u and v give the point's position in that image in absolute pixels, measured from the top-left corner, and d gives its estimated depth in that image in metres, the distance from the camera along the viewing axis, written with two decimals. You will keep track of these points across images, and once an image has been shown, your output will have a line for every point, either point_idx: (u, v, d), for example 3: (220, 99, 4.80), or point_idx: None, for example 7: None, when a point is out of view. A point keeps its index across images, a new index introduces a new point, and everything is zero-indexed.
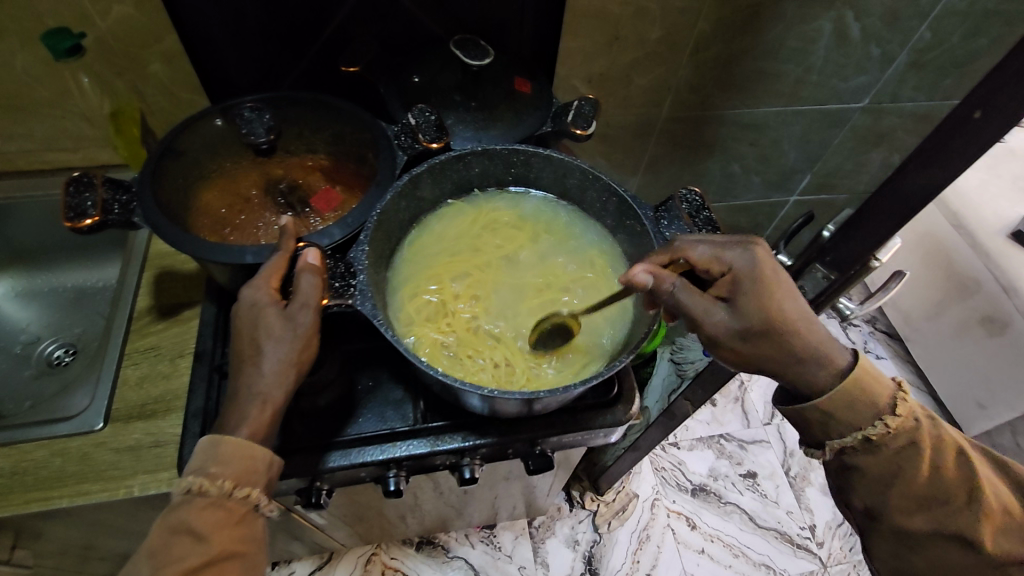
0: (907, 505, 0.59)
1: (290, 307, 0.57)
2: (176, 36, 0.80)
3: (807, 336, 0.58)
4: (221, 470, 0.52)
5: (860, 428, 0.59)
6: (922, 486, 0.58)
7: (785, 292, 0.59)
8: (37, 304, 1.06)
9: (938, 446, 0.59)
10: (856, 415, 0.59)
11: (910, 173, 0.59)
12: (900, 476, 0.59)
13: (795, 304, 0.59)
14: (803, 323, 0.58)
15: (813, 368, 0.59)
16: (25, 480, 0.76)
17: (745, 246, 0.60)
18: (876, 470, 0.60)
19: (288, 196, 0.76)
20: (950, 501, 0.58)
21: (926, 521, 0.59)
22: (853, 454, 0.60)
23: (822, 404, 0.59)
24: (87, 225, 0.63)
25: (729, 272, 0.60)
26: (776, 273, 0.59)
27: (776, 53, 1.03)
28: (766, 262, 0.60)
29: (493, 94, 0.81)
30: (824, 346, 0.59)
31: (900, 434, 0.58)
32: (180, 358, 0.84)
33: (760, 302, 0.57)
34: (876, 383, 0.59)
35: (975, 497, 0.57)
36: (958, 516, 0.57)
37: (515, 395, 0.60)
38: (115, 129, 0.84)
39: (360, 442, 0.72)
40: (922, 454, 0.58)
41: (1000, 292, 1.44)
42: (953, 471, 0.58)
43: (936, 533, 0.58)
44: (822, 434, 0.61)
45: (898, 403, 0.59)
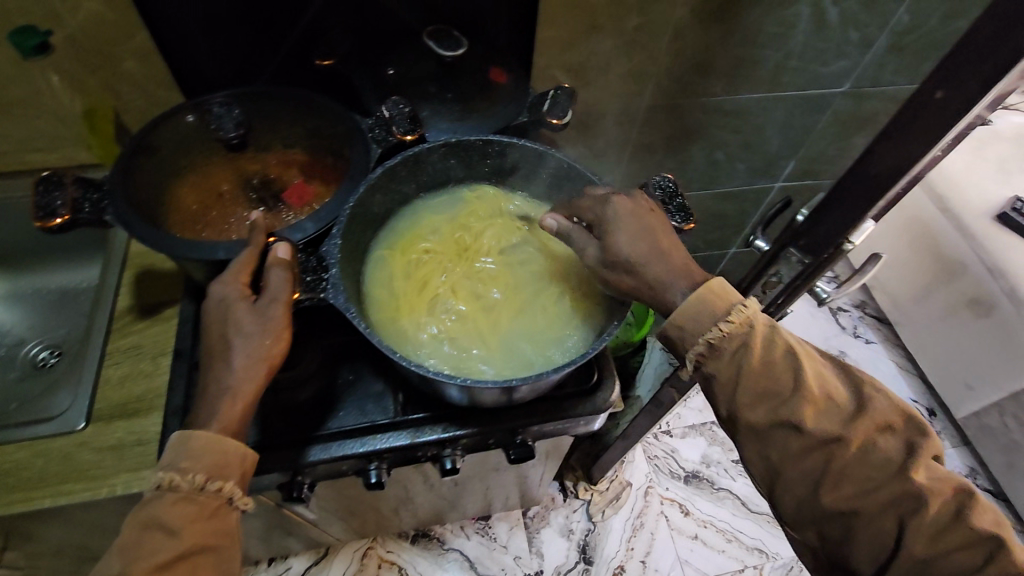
0: (749, 399, 0.58)
1: (261, 301, 0.57)
2: (147, 33, 0.79)
3: (663, 266, 0.61)
4: (193, 464, 0.52)
5: (701, 335, 0.58)
6: (759, 379, 0.57)
7: (641, 227, 0.62)
8: (21, 306, 1.06)
9: (770, 343, 0.58)
10: (696, 323, 0.58)
11: (877, 155, 0.60)
12: (745, 373, 0.57)
13: (662, 240, 0.62)
14: (651, 251, 0.61)
15: (670, 291, 0.60)
16: (8, 481, 0.76)
17: (612, 195, 0.65)
18: (726, 375, 0.58)
19: (261, 190, 0.76)
20: (783, 391, 0.56)
21: (766, 413, 0.57)
22: (704, 363, 0.59)
23: (672, 323, 0.59)
24: (57, 224, 0.63)
25: (601, 217, 0.65)
26: (637, 216, 0.63)
27: (755, 38, 1.03)
28: (630, 208, 0.64)
29: (469, 85, 0.82)
30: (679, 267, 0.61)
31: (735, 339, 0.57)
32: (162, 357, 0.84)
33: (614, 235, 0.63)
34: (713, 298, 0.58)
35: (802, 385, 0.56)
36: (793, 403, 0.56)
37: (489, 384, 0.61)
38: (89, 127, 0.87)
39: (341, 436, 0.72)
40: (753, 351, 0.57)
41: (984, 274, 1.45)
42: (784, 364, 0.57)
43: (776, 422, 0.57)
44: (678, 344, 0.60)
45: (736, 310, 0.58)
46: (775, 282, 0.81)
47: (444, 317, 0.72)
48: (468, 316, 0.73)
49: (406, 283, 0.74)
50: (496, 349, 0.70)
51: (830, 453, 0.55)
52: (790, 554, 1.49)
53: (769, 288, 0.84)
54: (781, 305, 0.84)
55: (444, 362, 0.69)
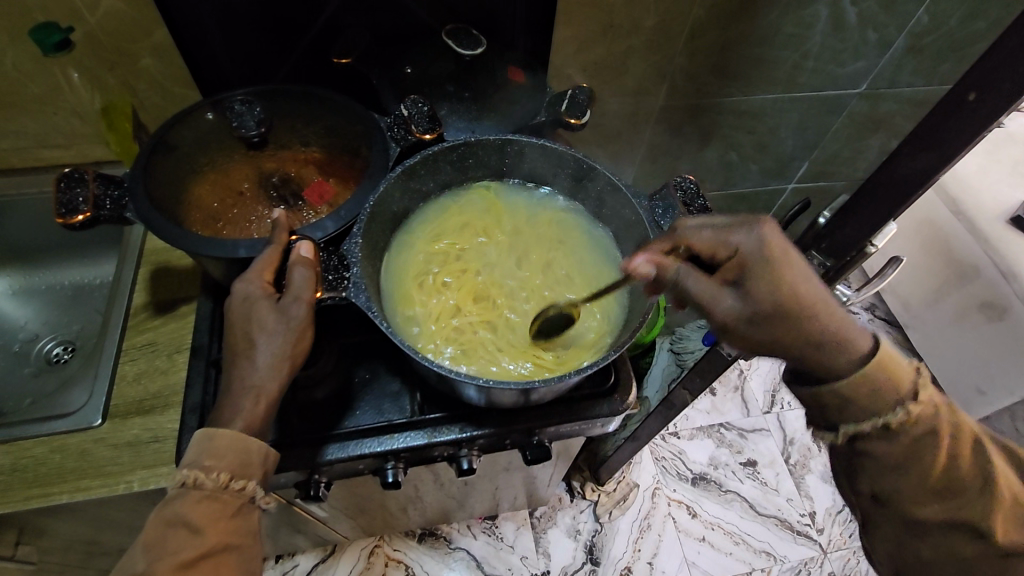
0: (918, 492, 0.54)
1: (283, 300, 0.57)
2: (166, 31, 0.79)
3: (822, 323, 0.54)
4: (217, 463, 0.52)
5: (878, 415, 0.53)
6: (937, 476, 0.53)
7: (796, 275, 0.55)
8: (34, 301, 1.07)
9: (957, 436, 0.54)
10: (867, 396, 0.53)
11: (906, 157, 0.59)
12: (920, 464, 0.53)
13: (812, 283, 0.56)
14: (814, 305, 0.54)
15: (834, 353, 0.54)
16: (25, 476, 0.76)
17: (750, 226, 0.58)
18: (894, 458, 0.54)
19: (281, 188, 0.75)
20: (967, 491, 0.53)
21: (939, 511, 0.54)
22: (869, 440, 0.55)
23: (833, 390, 0.54)
24: (78, 221, 0.63)
25: (733, 254, 0.58)
26: (785, 259, 0.56)
27: (773, 38, 1.02)
28: (777, 249, 0.56)
29: (486, 84, 0.81)
30: (841, 324, 0.54)
31: (920, 423, 0.53)
32: (178, 353, 0.84)
33: (764, 287, 0.55)
34: (893, 373, 0.53)
35: (990, 486, 0.52)
36: (978, 505, 0.53)
37: (510, 384, 0.60)
38: (107, 124, 0.85)
39: (358, 435, 0.72)
40: (941, 445, 0.53)
41: (998, 278, 1.44)
42: (971, 462, 0.53)
43: (950, 523, 0.53)
44: (838, 418, 0.55)
45: (918, 388, 0.53)
46: None
47: (470, 322, 0.72)
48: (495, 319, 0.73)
49: (428, 291, 0.74)
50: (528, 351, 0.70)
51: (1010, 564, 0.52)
52: (798, 557, 1.49)
53: None
54: None
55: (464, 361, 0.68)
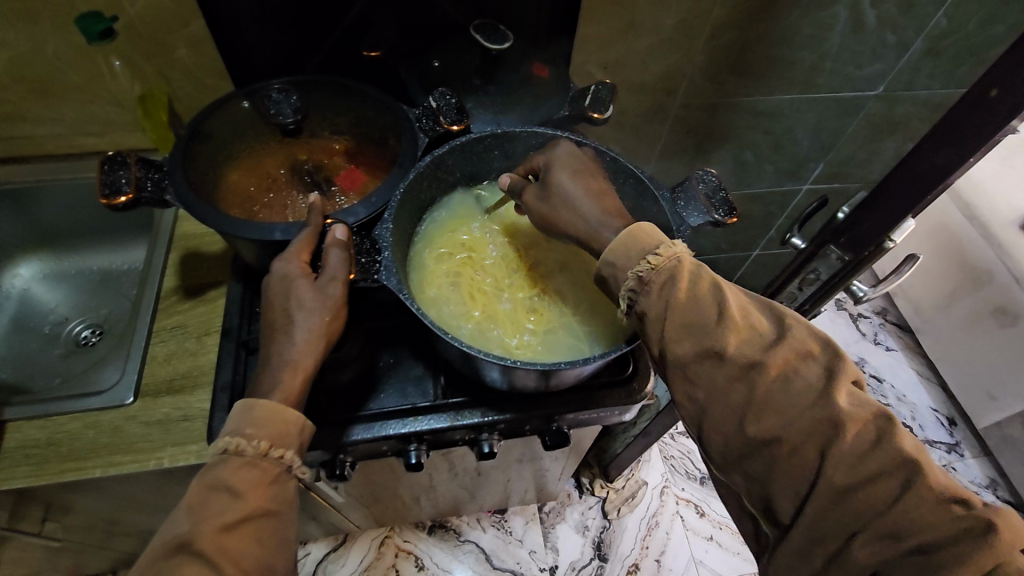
0: (676, 331, 0.58)
1: (320, 279, 0.59)
2: (202, 22, 0.82)
3: (595, 204, 0.66)
4: (257, 431, 0.54)
5: (630, 270, 0.61)
6: (687, 309, 0.58)
7: (578, 172, 0.68)
8: (65, 285, 1.10)
9: (696, 279, 0.60)
10: (626, 258, 0.61)
11: (928, 151, 0.60)
12: (671, 303, 0.59)
13: (597, 181, 0.68)
14: (588, 193, 0.67)
15: (602, 232, 0.64)
16: (59, 450, 0.79)
17: (552, 143, 0.72)
18: (655, 310, 0.59)
19: (313, 175, 0.78)
20: (707, 322, 0.58)
21: (693, 345, 0.58)
22: (636, 299, 0.61)
23: (605, 259, 0.62)
24: (121, 202, 0.65)
25: (544, 161, 0.71)
26: (574, 159, 0.70)
27: (792, 39, 1.03)
28: (569, 155, 0.70)
29: (511, 78, 0.84)
30: (608, 210, 0.66)
31: (663, 271, 0.59)
32: (206, 336, 0.87)
33: (554, 178, 0.68)
34: (640, 233, 0.62)
35: (723, 315, 0.57)
36: (715, 332, 0.57)
37: (536, 365, 0.62)
38: (144, 112, 0.88)
39: (383, 417, 0.74)
40: (680, 283, 0.59)
41: (1011, 283, 1.43)
42: (707, 296, 0.59)
43: (701, 354, 0.57)
44: (613, 285, 0.63)
45: (664, 247, 0.61)
46: (813, 278, 0.82)
47: (511, 306, 0.75)
48: (518, 309, 0.74)
49: (449, 287, 0.75)
50: (557, 337, 0.72)
51: (749, 379, 0.55)
52: None
53: (806, 285, 0.85)
54: (815, 303, 0.85)
55: (489, 344, 0.70)
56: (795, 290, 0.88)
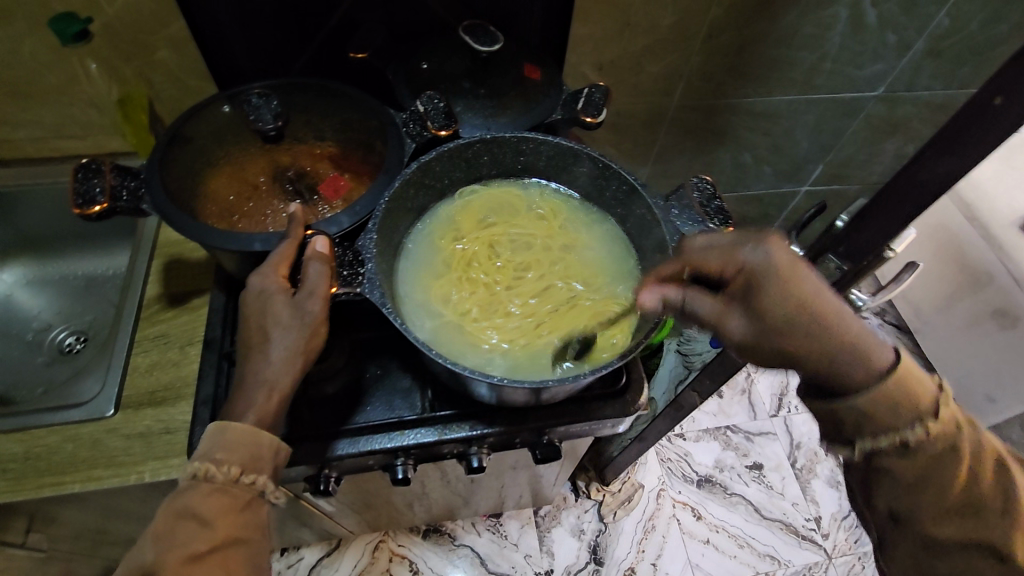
0: (939, 514, 0.52)
1: (299, 295, 0.57)
2: (183, 23, 0.79)
3: (836, 331, 0.53)
4: (228, 457, 0.52)
5: (897, 430, 0.52)
6: (959, 495, 0.51)
7: (809, 285, 0.54)
8: (47, 291, 1.07)
9: (980, 456, 0.51)
10: (890, 412, 0.52)
11: (929, 160, 0.58)
12: (938, 483, 0.51)
13: (829, 299, 0.54)
14: (829, 318, 0.53)
15: (852, 369, 0.53)
16: (38, 464, 0.77)
17: (753, 242, 0.56)
18: (910, 475, 0.52)
19: (295, 182, 0.75)
20: (987, 513, 0.51)
21: (955, 529, 0.52)
22: (883, 458, 0.53)
23: (853, 404, 0.52)
24: (96, 212, 0.63)
25: (739, 271, 0.56)
26: (787, 267, 0.54)
27: (790, 39, 1.01)
28: (783, 258, 0.55)
29: (501, 81, 0.81)
30: (860, 342, 0.53)
31: (937, 440, 0.51)
32: (190, 346, 0.84)
33: (774, 297, 0.54)
34: (911, 381, 0.52)
35: (1014, 512, 0.50)
36: (998, 527, 0.50)
37: (524, 383, 0.60)
38: (123, 115, 0.85)
39: (369, 431, 0.72)
40: (960, 462, 0.51)
41: (1011, 285, 1.42)
42: (990, 483, 0.51)
43: (969, 544, 0.51)
44: (853, 434, 0.54)
45: (941, 405, 0.52)
46: None
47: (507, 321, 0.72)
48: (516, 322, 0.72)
49: (443, 304, 0.72)
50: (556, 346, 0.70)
51: None
52: (802, 562, 1.48)
53: None
54: None
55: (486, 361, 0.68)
56: None
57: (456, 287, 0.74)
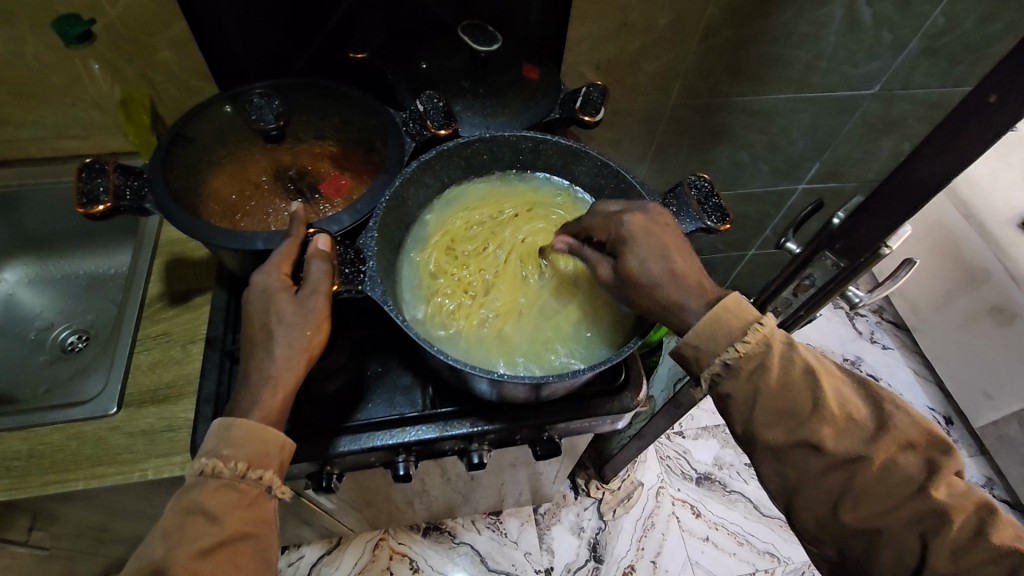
0: (767, 418, 0.58)
1: (301, 292, 0.57)
2: (185, 24, 0.80)
3: (677, 283, 0.60)
4: (235, 452, 0.53)
5: (717, 355, 0.58)
6: (778, 397, 0.57)
7: (661, 245, 0.60)
8: (49, 290, 1.08)
9: (788, 363, 0.57)
10: (713, 342, 0.58)
11: (925, 158, 0.59)
12: (762, 394, 0.57)
13: (677, 259, 0.60)
14: (667, 269, 0.60)
15: (687, 310, 0.59)
16: (42, 462, 0.77)
17: (623, 213, 0.63)
18: (741, 394, 0.58)
19: (298, 182, 0.76)
20: (801, 411, 0.57)
21: (784, 433, 0.57)
22: (719, 381, 0.59)
23: (685, 340, 0.59)
24: (99, 211, 0.63)
25: (612, 235, 0.63)
26: (651, 233, 0.61)
27: (787, 38, 1.02)
28: (643, 225, 0.61)
29: (502, 80, 0.82)
30: (692, 286, 0.60)
31: (753, 359, 0.57)
32: (192, 344, 0.85)
33: (625, 253, 0.61)
34: (729, 315, 0.58)
35: (820, 405, 0.56)
36: (811, 422, 0.56)
37: (523, 379, 0.61)
38: (126, 116, 0.85)
39: (370, 428, 0.73)
40: (771, 369, 0.57)
41: (1008, 282, 1.43)
42: (802, 384, 0.57)
43: (796, 442, 0.57)
44: (693, 364, 0.60)
45: (752, 330, 0.57)
46: (808, 285, 0.80)
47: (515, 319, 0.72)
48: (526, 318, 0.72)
49: (453, 317, 0.72)
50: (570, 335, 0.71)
51: (850, 471, 0.55)
52: (801, 559, 1.49)
53: (801, 291, 0.83)
54: (811, 309, 0.84)
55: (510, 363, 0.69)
56: (788, 297, 0.86)
57: (456, 295, 0.74)
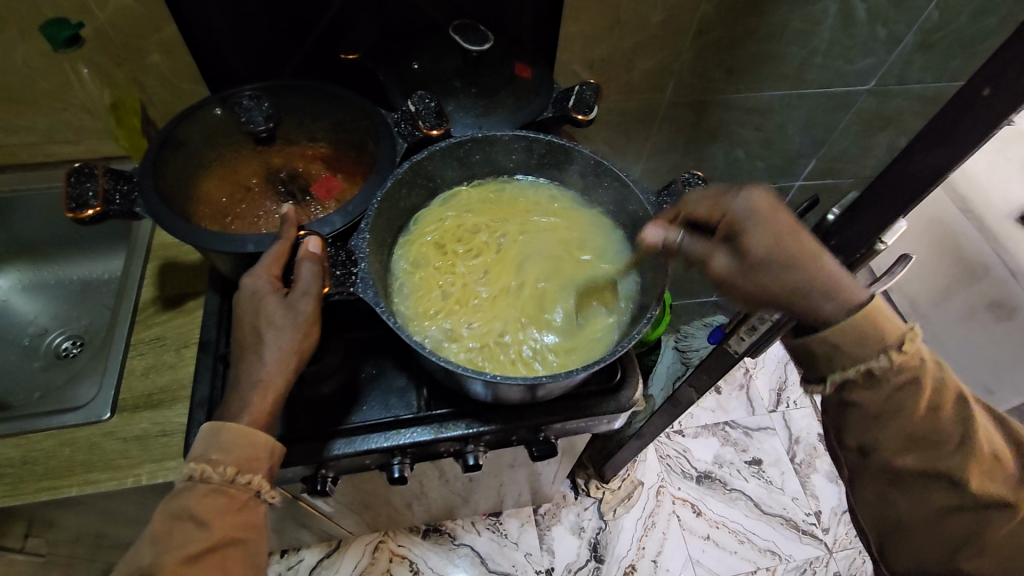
0: (899, 443, 0.56)
1: (292, 295, 0.57)
2: (175, 26, 0.79)
3: (808, 270, 0.55)
4: (223, 457, 0.52)
5: (862, 362, 0.55)
6: (919, 425, 0.54)
7: (787, 228, 0.57)
8: (43, 296, 1.07)
9: (941, 389, 0.54)
10: (859, 346, 0.54)
11: (919, 152, 0.59)
12: (902, 413, 0.54)
13: (803, 240, 0.56)
14: (801, 254, 0.55)
15: (821, 308, 0.55)
16: (35, 469, 0.77)
17: (741, 191, 0.60)
18: (875, 407, 0.55)
19: (288, 184, 0.76)
20: (945, 441, 0.54)
21: (916, 460, 0.55)
22: (855, 389, 0.56)
23: (824, 335, 0.55)
24: (89, 215, 0.63)
25: (725, 216, 0.60)
26: (771, 214, 0.58)
27: (781, 34, 1.01)
28: (765, 206, 0.58)
29: (493, 80, 0.81)
30: (840, 283, 0.55)
31: (904, 372, 0.54)
32: (186, 348, 0.85)
33: (751, 237, 0.57)
34: (878, 317, 0.54)
35: (970, 438, 0.54)
36: (953, 457, 0.54)
37: (518, 379, 0.60)
38: (116, 120, 0.85)
39: (365, 430, 0.72)
40: (921, 397, 0.54)
41: (1007, 277, 1.42)
42: (951, 415, 0.54)
43: (925, 473, 0.55)
44: (824, 368, 0.57)
45: (908, 342, 0.54)
46: None
47: (520, 320, 0.72)
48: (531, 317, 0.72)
49: (462, 328, 0.71)
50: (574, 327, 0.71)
51: (985, 516, 0.54)
52: (802, 556, 1.48)
53: None
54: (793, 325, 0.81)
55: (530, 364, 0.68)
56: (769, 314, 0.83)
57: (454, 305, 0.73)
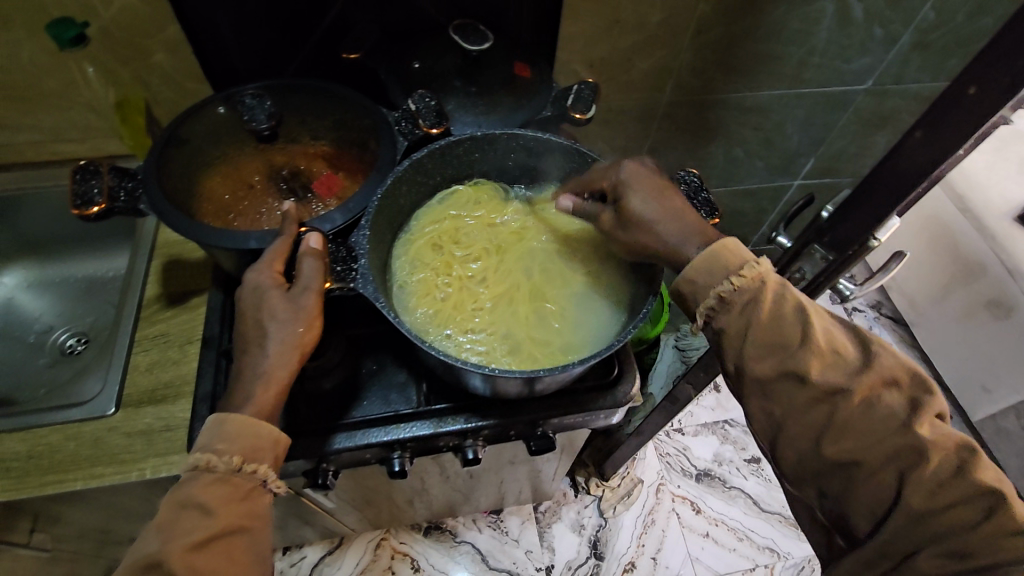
0: (760, 352, 0.57)
1: (293, 289, 0.58)
2: (178, 26, 0.81)
3: (674, 224, 0.63)
4: (228, 447, 0.54)
5: (713, 288, 0.59)
6: (767, 330, 0.57)
7: (659, 189, 0.65)
8: (48, 294, 1.09)
9: (780, 301, 0.57)
10: (708, 276, 0.59)
11: (906, 150, 0.59)
12: (753, 324, 0.57)
13: (675, 200, 0.65)
14: (668, 210, 0.64)
15: (685, 249, 0.62)
16: (41, 463, 0.78)
17: (620, 162, 0.68)
18: (735, 328, 0.58)
19: (290, 181, 0.77)
20: (790, 343, 0.56)
21: (773, 364, 0.57)
22: (715, 317, 0.60)
23: (684, 277, 0.61)
24: (93, 212, 0.64)
25: (611, 183, 0.68)
26: (647, 177, 0.66)
27: (778, 34, 1.02)
28: (637, 171, 0.67)
29: (492, 78, 0.82)
30: (692, 232, 0.62)
31: (744, 293, 0.58)
32: (189, 345, 0.86)
33: (628, 195, 0.65)
34: (725, 252, 0.59)
35: (808, 337, 0.55)
36: (799, 354, 0.56)
37: (515, 373, 0.61)
38: (121, 118, 0.88)
39: (365, 425, 0.73)
40: (762, 307, 0.57)
41: (1005, 276, 1.43)
42: (792, 318, 0.57)
43: (782, 373, 0.56)
44: (691, 301, 0.61)
45: (748, 266, 0.58)
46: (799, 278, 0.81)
47: (522, 318, 0.73)
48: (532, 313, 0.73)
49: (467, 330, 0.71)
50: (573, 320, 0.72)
51: (831, 402, 0.54)
52: (801, 554, 1.49)
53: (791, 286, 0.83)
54: None
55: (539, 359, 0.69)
56: None
57: (454, 307, 0.73)
